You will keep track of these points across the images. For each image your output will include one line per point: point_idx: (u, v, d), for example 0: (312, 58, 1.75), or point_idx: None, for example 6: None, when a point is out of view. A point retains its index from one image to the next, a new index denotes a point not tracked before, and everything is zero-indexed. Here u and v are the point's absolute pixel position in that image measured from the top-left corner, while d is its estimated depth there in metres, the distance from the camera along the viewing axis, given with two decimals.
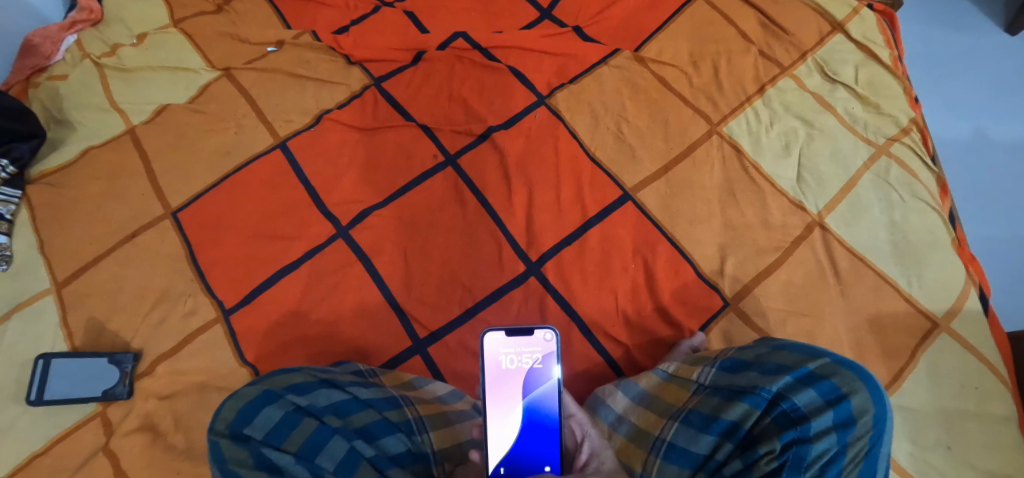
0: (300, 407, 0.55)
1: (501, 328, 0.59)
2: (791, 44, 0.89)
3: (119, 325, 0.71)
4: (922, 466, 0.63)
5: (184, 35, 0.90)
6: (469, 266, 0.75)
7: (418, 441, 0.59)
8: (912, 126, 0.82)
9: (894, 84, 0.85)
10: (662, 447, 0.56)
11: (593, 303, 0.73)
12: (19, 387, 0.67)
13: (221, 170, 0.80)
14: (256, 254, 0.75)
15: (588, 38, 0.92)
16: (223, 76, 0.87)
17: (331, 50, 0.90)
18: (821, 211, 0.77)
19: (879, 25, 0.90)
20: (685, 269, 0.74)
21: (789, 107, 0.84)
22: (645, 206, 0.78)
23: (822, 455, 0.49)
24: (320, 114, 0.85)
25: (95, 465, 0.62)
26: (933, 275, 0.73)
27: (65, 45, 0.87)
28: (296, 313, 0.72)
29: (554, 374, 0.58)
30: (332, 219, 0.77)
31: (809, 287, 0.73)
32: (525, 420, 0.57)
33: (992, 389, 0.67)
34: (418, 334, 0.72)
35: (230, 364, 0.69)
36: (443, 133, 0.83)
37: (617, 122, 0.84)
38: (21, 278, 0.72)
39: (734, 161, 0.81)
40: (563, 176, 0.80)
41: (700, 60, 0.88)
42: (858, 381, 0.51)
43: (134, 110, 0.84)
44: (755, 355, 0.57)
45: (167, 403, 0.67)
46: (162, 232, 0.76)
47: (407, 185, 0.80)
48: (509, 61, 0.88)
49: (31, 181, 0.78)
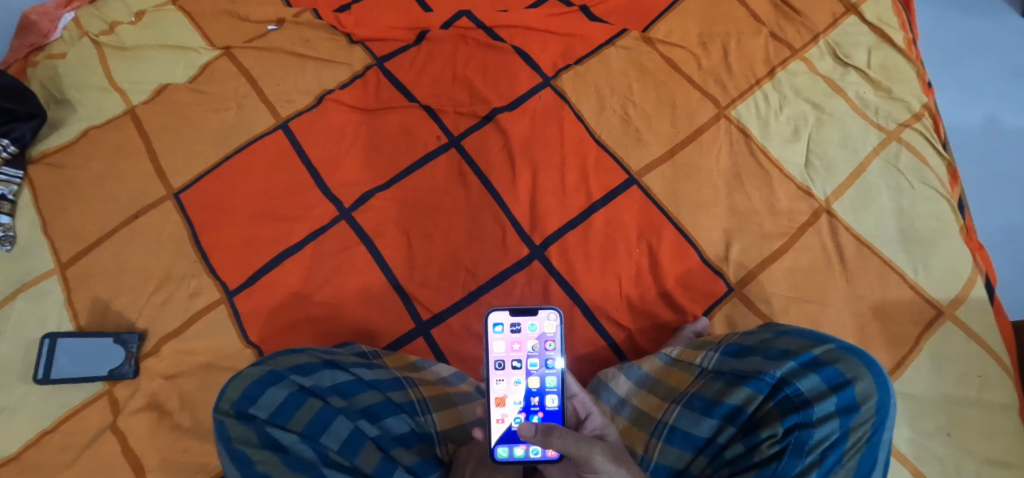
0: (305, 387, 0.55)
1: (504, 308, 0.58)
2: (802, 25, 0.87)
3: (124, 305, 0.71)
4: (921, 452, 0.64)
5: (183, 13, 0.88)
6: (473, 248, 0.75)
7: (421, 421, 0.60)
8: (924, 112, 0.81)
9: (907, 68, 0.84)
10: (664, 430, 0.57)
11: (596, 287, 0.73)
12: (27, 366, 0.67)
13: (223, 151, 0.79)
14: (259, 235, 0.74)
15: (595, 18, 0.90)
16: (223, 54, 0.86)
17: (332, 28, 0.88)
18: (828, 197, 0.77)
19: (894, 7, 0.88)
20: (690, 254, 0.74)
21: (800, 92, 0.83)
22: (650, 191, 0.77)
23: (823, 440, 0.49)
24: (322, 95, 0.84)
25: (104, 442, 0.64)
26: (940, 263, 0.72)
27: (64, 23, 0.86)
28: (300, 295, 0.72)
29: (556, 353, 0.58)
30: (335, 201, 0.77)
31: (814, 273, 0.73)
32: (525, 399, 0.57)
33: (994, 377, 0.67)
34: (422, 316, 0.72)
35: (234, 344, 0.70)
36: (447, 114, 0.82)
37: (624, 105, 0.83)
38: (25, 259, 0.72)
39: (742, 145, 0.80)
40: (568, 159, 0.79)
41: (709, 41, 0.86)
42: (862, 367, 0.51)
43: (134, 89, 0.83)
44: (759, 340, 0.57)
45: (173, 383, 0.67)
46: (165, 213, 0.76)
47: (410, 166, 0.79)
48: (514, 41, 0.86)
49: (31, 161, 0.77)
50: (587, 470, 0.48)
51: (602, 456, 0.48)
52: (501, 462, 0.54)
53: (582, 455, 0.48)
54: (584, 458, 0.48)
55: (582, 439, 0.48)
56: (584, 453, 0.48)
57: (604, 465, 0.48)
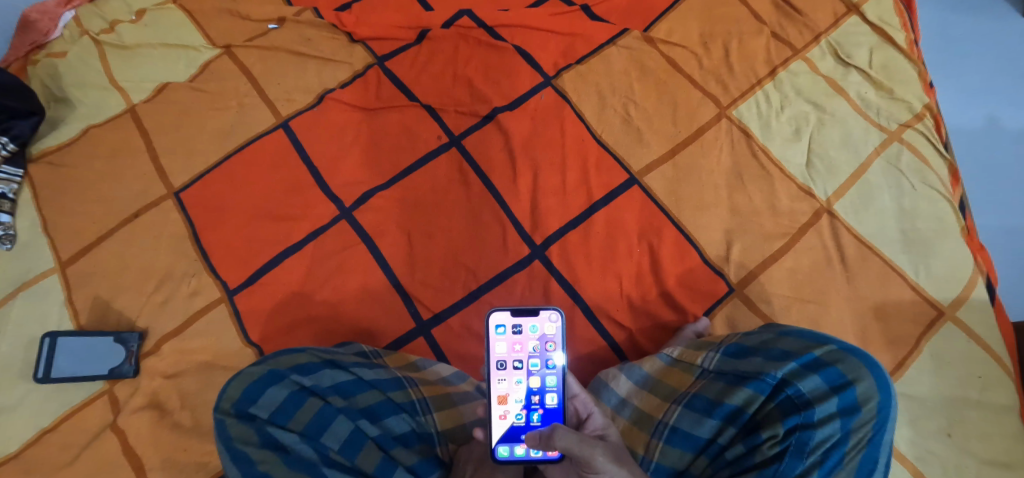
0: (305, 387, 0.55)
1: (506, 308, 0.58)
2: (804, 25, 0.87)
3: (124, 304, 0.71)
4: (921, 452, 0.64)
5: (183, 12, 0.88)
6: (474, 248, 0.75)
7: (422, 420, 0.60)
8: (925, 113, 0.81)
9: (908, 68, 0.84)
10: (664, 430, 0.57)
11: (597, 287, 0.73)
12: (27, 365, 0.67)
13: (223, 150, 0.79)
14: (259, 234, 0.74)
15: (596, 17, 0.89)
16: (224, 53, 0.85)
17: (333, 27, 0.88)
18: (829, 197, 0.77)
19: (896, 7, 0.88)
20: (691, 254, 0.74)
21: (800, 92, 0.83)
22: (651, 191, 0.77)
23: (824, 440, 0.49)
24: (322, 94, 0.83)
25: (104, 441, 0.64)
26: (941, 263, 0.72)
27: (64, 21, 0.86)
28: (300, 294, 0.72)
29: (557, 354, 0.58)
30: (335, 200, 0.77)
31: (815, 274, 0.73)
32: (526, 399, 0.57)
33: (995, 378, 0.67)
34: (422, 316, 0.72)
35: (235, 343, 0.70)
36: (447, 113, 0.82)
37: (625, 105, 0.83)
38: (26, 258, 0.72)
39: (743, 145, 0.80)
40: (569, 159, 0.79)
41: (710, 41, 0.86)
42: (863, 367, 0.51)
43: (135, 88, 0.82)
44: (760, 340, 0.57)
45: (173, 382, 0.67)
46: (165, 212, 0.75)
47: (411, 166, 0.79)
48: (515, 40, 0.86)
49: (31, 160, 0.77)
50: (588, 470, 0.48)
51: (603, 457, 0.48)
52: (501, 461, 0.54)
53: (583, 456, 0.47)
54: (585, 459, 0.48)
55: (583, 440, 0.48)
56: (585, 454, 0.47)
57: (605, 466, 0.48)
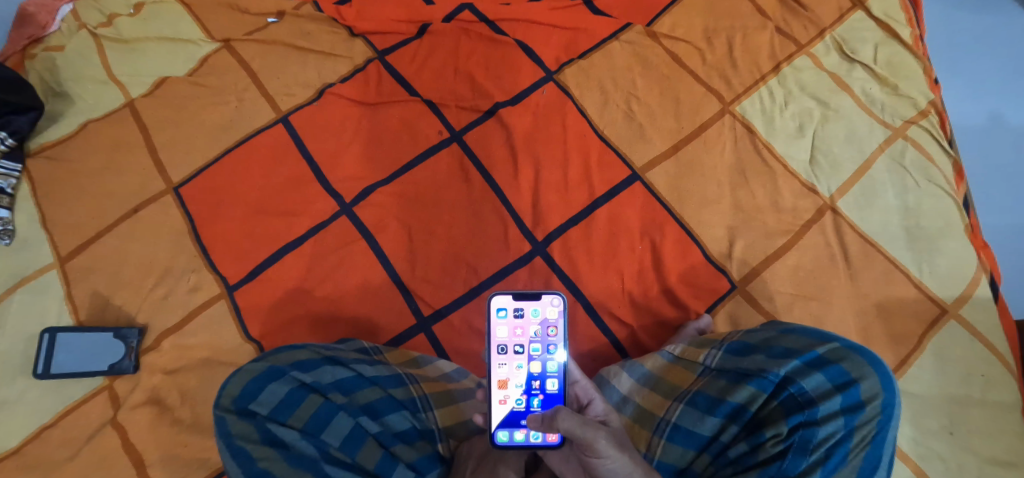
0: (306, 383, 0.55)
1: (507, 293, 0.58)
2: (808, 20, 0.86)
3: (124, 300, 0.71)
4: (922, 450, 0.64)
5: (181, 5, 0.87)
6: (475, 243, 0.75)
7: (423, 417, 0.60)
8: (930, 109, 0.80)
9: (913, 65, 0.83)
10: (666, 428, 0.57)
11: (599, 284, 0.72)
12: (27, 360, 0.67)
13: (223, 144, 0.79)
14: (259, 230, 0.74)
15: (598, 12, 0.89)
16: (223, 47, 0.85)
17: (333, 21, 0.87)
18: (833, 195, 0.76)
19: (902, 3, 0.87)
20: (693, 251, 0.74)
21: (804, 87, 0.82)
22: (654, 187, 0.77)
23: (827, 438, 0.49)
24: (322, 88, 0.83)
25: (104, 437, 0.63)
26: (945, 261, 0.72)
27: (61, 14, 0.85)
28: (300, 290, 0.72)
29: (557, 339, 0.57)
30: (336, 196, 0.76)
31: (818, 271, 0.72)
32: (525, 384, 0.56)
33: (999, 377, 0.67)
34: (423, 312, 0.72)
35: (235, 340, 0.69)
36: (448, 109, 0.81)
37: (628, 100, 0.82)
38: (25, 253, 0.72)
39: (747, 142, 0.79)
40: (571, 154, 0.78)
41: (713, 36, 0.85)
42: (867, 366, 0.51)
43: (134, 83, 0.82)
44: (763, 338, 0.57)
45: (174, 378, 0.67)
46: (165, 207, 0.75)
47: (412, 161, 0.79)
48: (516, 34, 0.85)
49: (30, 155, 0.77)
50: (590, 454, 0.48)
51: (605, 441, 0.47)
52: (501, 447, 0.54)
53: (585, 438, 0.47)
54: (587, 442, 0.47)
55: (586, 423, 0.47)
56: (586, 437, 0.47)
57: (608, 449, 0.47)
